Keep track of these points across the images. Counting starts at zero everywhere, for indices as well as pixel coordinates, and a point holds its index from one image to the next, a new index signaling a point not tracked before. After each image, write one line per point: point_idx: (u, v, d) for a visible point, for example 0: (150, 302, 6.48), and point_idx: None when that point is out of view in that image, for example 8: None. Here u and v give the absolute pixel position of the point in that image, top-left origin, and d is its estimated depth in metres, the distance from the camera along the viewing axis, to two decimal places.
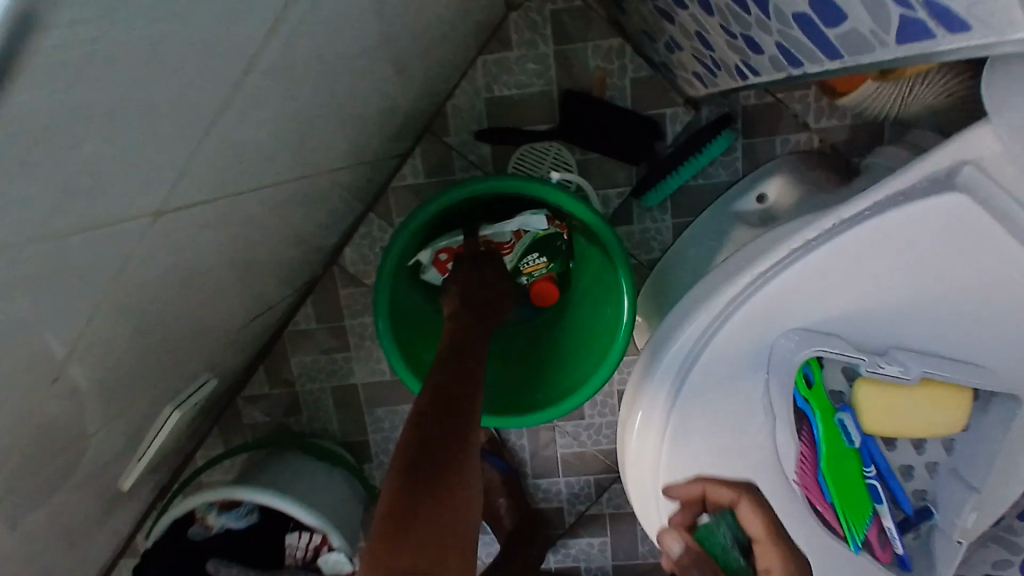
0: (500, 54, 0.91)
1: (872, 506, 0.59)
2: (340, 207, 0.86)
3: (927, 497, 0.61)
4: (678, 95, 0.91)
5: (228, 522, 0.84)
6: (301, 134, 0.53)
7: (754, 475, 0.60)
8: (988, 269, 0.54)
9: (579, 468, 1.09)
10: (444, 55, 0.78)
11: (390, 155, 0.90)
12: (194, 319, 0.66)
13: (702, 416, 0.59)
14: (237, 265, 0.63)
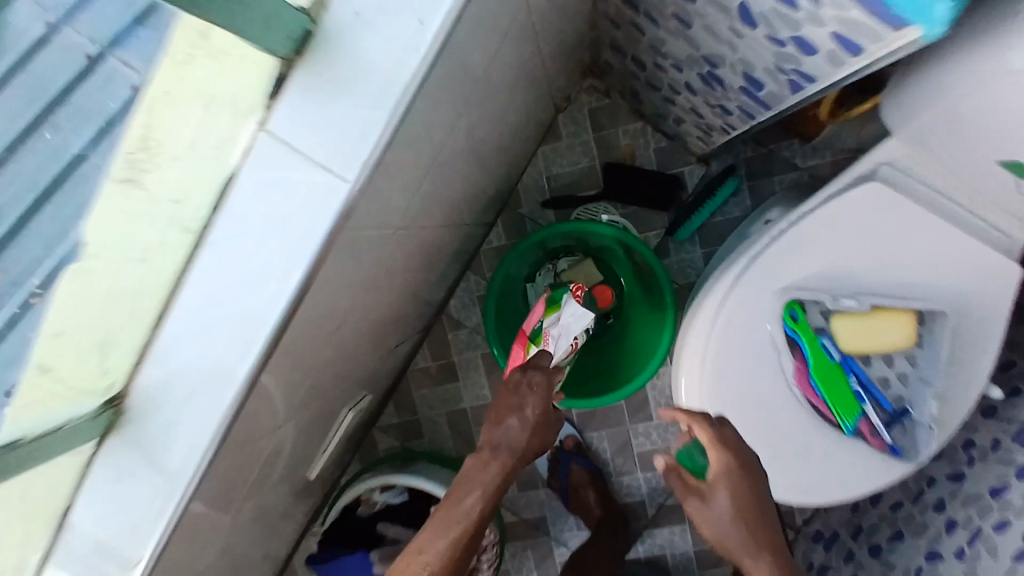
0: (554, 144, 1.24)
1: (861, 408, 0.82)
2: (450, 263, 1.18)
3: (905, 402, 0.84)
4: (691, 156, 1.21)
5: (387, 497, 1.10)
6: (442, 197, 0.84)
7: (770, 401, 0.83)
8: (910, 233, 0.78)
9: (654, 464, 1.31)
10: (517, 147, 1.11)
11: (481, 224, 1.21)
12: (369, 336, 0.95)
13: (729, 361, 0.83)
14: (396, 293, 0.94)
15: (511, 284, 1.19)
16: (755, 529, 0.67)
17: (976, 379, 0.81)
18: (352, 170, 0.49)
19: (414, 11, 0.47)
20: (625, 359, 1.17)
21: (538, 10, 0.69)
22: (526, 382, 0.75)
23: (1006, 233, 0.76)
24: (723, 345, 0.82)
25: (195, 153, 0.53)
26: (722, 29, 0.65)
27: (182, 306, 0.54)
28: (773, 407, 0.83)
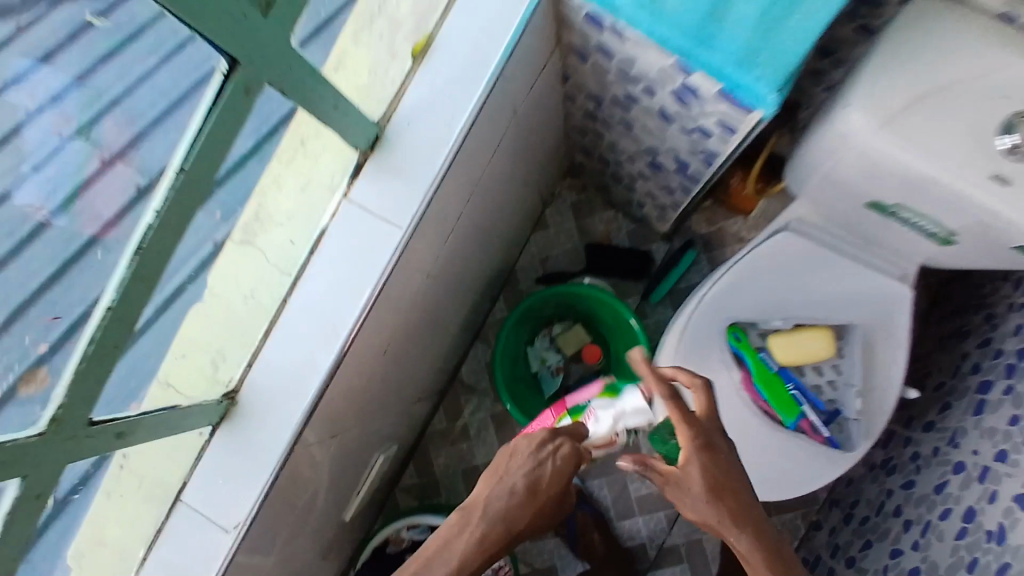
0: (544, 232, 1.50)
1: (799, 407, 1.01)
2: (463, 331, 1.40)
3: (836, 404, 1.04)
4: (658, 235, 1.46)
5: (413, 534, 1.23)
6: (458, 265, 1.08)
7: (730, 411, 1.02)
8: (818, 269, 1.02)
9: (651, 507, 1.45)
10: (514, 233, 1.37)
11: (489, 300, 1.44)
12: (400, 385, 1.15)
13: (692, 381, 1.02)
14: (422, 347, 1.15)
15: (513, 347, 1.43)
16: (726, 509, 0.74)
17: (890, 380, 1.01)
18: (408, 222, 0.74)
19: (443, 121, 0.74)
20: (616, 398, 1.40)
21: (525, 120, 0.96)
22: (548, 454, 0.76)
23: (889, 263, 1.00)
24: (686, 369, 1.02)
25: (294, 219, 0.78)
26: (652, 127, 0.92)
27: (282, 323, 0.76)
28: (732, 416, 1.02)
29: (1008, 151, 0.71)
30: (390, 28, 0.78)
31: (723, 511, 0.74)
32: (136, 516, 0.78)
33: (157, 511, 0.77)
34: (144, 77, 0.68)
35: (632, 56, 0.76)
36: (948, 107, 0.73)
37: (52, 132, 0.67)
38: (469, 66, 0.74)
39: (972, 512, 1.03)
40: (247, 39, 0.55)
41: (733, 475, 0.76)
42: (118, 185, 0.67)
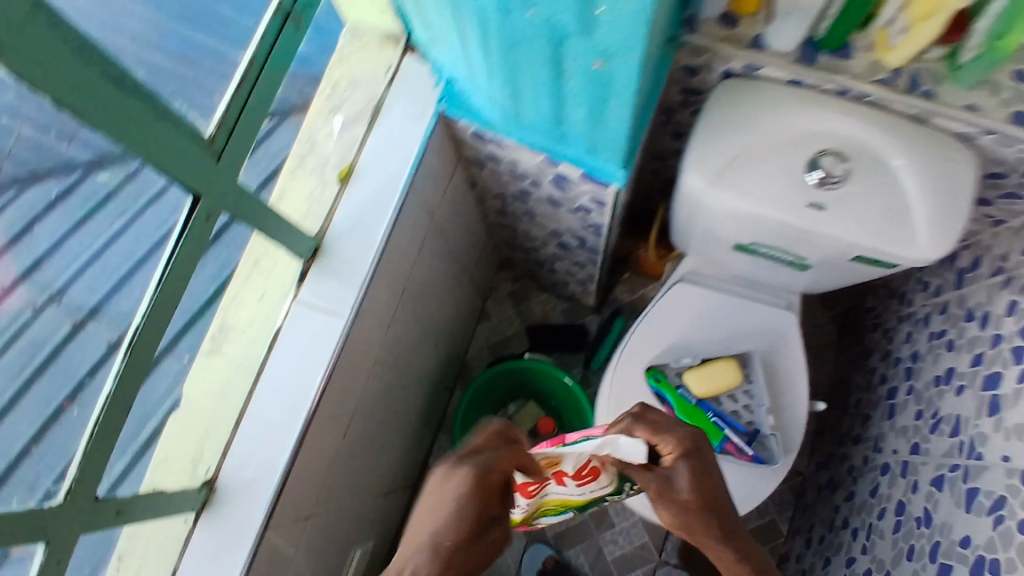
0: (488, 322, 1.65)
1: (722, 431, 1.12)
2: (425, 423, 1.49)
3: (755, 423, 1.16)
4: (589, 309, 1.64)
5: None
6: (406, 355, 1.21)
7: None
8: (713, 309, 1.18)
9: (628, 566, 1.51)
10: (459, 325, 1.51)
11: (446, 389, 1.55)
12: (368, 477, 1.23)
13: None
14: (384, 437, 1.24)
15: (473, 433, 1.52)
16: (703, 521, 0.79)
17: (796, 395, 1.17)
18: (349, 311, 0.89)
19: (371, 227, 0.92)
20: None
21: (444, 222, 1.14)
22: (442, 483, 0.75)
23: (769, 294, 1.19)
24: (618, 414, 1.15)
25: (254, 323, 0.92)
26: (549, 211, 1.11)
27: (251, 411, 0.88)
28: None
29: (819, 182, 0.86)
30: (319, 161, 0.96)
31: (700, 524, 0.79)
32: None
33: None
34: (113, 247, 0.75)
35: (514, 158, 0.97)
36: (763, 159, 0.89)
37: (26, 301, 0.70)
38: (386, 181, 0.93)
39: (903, 504, 1.09)
40: (205, 185, 0.65)
41: (707, 486, 0.80)
42: (96, 339, 0.73)
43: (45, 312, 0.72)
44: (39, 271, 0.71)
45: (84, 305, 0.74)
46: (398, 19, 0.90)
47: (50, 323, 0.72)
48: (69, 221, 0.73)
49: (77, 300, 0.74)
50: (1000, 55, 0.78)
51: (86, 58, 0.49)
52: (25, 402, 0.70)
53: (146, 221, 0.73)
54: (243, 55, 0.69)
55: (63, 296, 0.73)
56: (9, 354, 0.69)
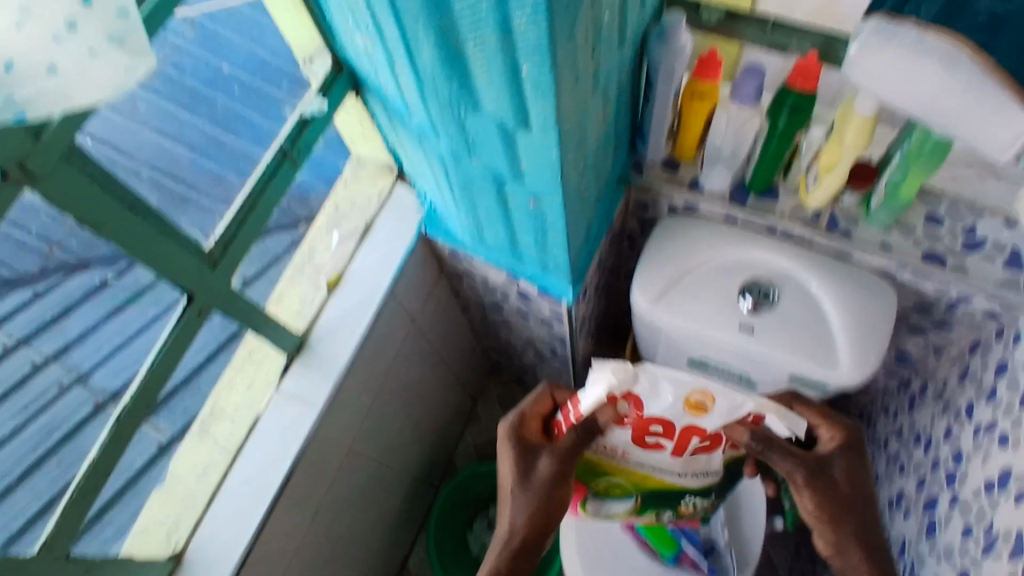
0: (477, 424, 1.72)
1: (678, 544, 1.14)
2: (405, 520, 1.53)
3: (713, 537, 1.15)
4: None
5: None
6: (385, 448, 1.29)
7: (621, 553, 1.15)
8: None
9: None
10: (446, 424, 1.59)
11: (428, 488, 1.61)
12: (337, 567, 1.27)
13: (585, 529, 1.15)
14: (357, 528, 1.29)
15: (451, 540, 1.56)
16: (843, 515, 0.92)
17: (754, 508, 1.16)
18: (322, 403, 1.00)
19: (351, 328, 1.04)
20: None
21: (428, 326, 1.26)
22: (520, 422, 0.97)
23: None
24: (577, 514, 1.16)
25: (235, 411, 1.02)
26: (519, 321, 1.22)
27: (225, 490, 0.97)
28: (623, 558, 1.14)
29: (750, 308, 0.95)
30: (316, 269, 1.11)
31: (831, 517, 0.91)
32: None
33: None
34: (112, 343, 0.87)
35: (485, 273, 1.10)
36: (700, 284, 0.98)
37: (56, 375, 1.02)
38: (366, 288, 1.06)
39: None
40: (202, 286, 0.78)
41: (856, 466, 0.94)
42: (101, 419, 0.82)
43: (42, 372, 1.02)
44: (67, 355, 1.03)
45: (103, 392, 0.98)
46: (390, 153, 1.06)
47: (73, 400, 1.00)
48: (105, 311, 1.04)
49: (99, 383, 1.00)
50: (899, 203, 0.88)
51: (111, 192, 0.64)
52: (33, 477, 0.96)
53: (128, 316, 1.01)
54: (247, 184, 0.84)
55: (87, 379, 1.01)
56: (37, 424, 0.99)
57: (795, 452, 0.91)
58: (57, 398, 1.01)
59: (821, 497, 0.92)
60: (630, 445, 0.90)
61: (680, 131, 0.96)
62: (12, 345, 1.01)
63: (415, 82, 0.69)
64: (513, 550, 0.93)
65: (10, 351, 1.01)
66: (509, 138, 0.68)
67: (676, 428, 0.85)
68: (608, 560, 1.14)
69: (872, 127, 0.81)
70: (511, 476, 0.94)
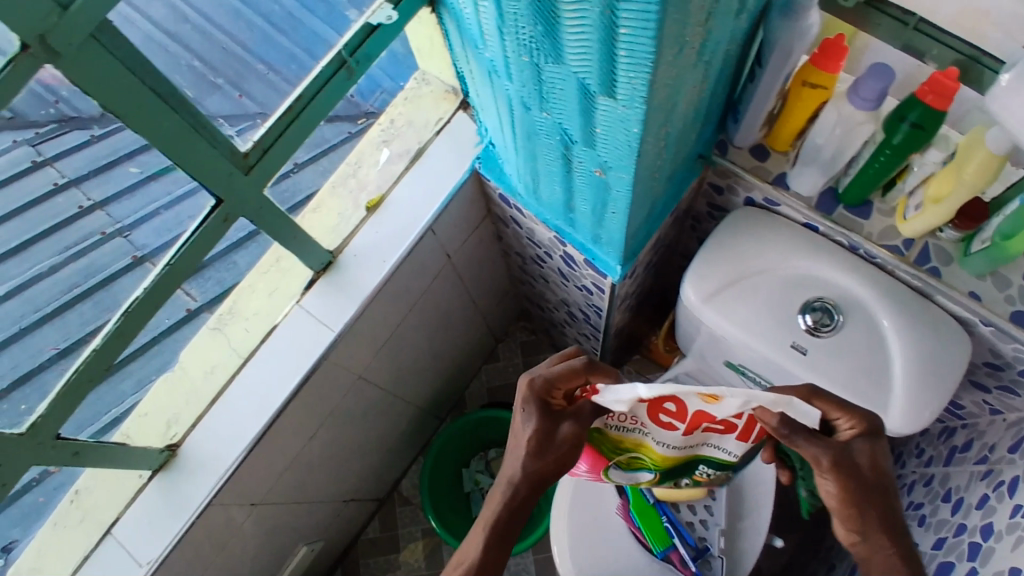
0: (495, 364, 1.70)
1: (670, 539, 1.10)
2: (406, 443, 1.54)
3: (707, 541, 1.11)
4: None
5: None
6: (398, 376, 1.27)
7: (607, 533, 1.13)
8: None
9: None
10: (464, 360, 1.57)
11: (436, 418, 1.61)
12: (331, 477, 1.28)
13: (579, 499, 1.13)
14: (357, 446, 1.30)
15: (446, 471, 1.57)
16: (869, 505, 0.73)
17: (757, 522, 1.12)
18: (339, 327, 0.97)
19: (382, 257, 0.99)
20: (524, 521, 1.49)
21: (463, 264, 1.21)
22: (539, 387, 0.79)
23: None
24: (576, 483, 1.13)
25: (253, 315, 0.99)
26: (557, 280, 1.16)
27: (230, 393, 0.96)
28: (610, 537, 1.11)
29: (807, 328, 0.87)
30: (359, 186, 1.05)
31: (860, 504, 0.73)
32: (68, 542, 0.92)
33: (90, 539, 0.92)
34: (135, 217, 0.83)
35: (531, 227, 1.03)
36: (759, 290, 0.90)
37: (96, 228, 0.83)
38: (407, 218, 1.01)
39: None
40: (231, 191, 0.73)
41: (879, 466, 0.74)
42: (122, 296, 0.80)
43: (87, 216, 0.83)
44: (116, 203, 0.84)
45: (145, 248, 0.83)
46: (457, 76, 0.97)
47: (114, 251, 0.84)
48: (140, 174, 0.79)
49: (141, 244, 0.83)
50: (1004, 256, 0.76)
51: (141, 79, 0.57)
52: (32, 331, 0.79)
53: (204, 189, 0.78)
54: (296, 87, 0.76)
55: (130, 232, 0.84)
56: (67, 270, 0.81)
57: (813, 440, 0.70)
58: (97, 246, 0.83)
59: (843, 485, 0.72)
60: (644, 419, 0.71)
61: (782, 117, 0.85)
62: (61, 183, 0.79)
63: (495, 14, 0.60)
64: (512, 506, 0.82)
65: (56, 189, 0.79)
66: (587, 98, 0.60)
67: (690, 413, 0.69)
68: (596, 538, 1.11)
69: (999, 167, 0.69)
70: (523, 438, 0.79)
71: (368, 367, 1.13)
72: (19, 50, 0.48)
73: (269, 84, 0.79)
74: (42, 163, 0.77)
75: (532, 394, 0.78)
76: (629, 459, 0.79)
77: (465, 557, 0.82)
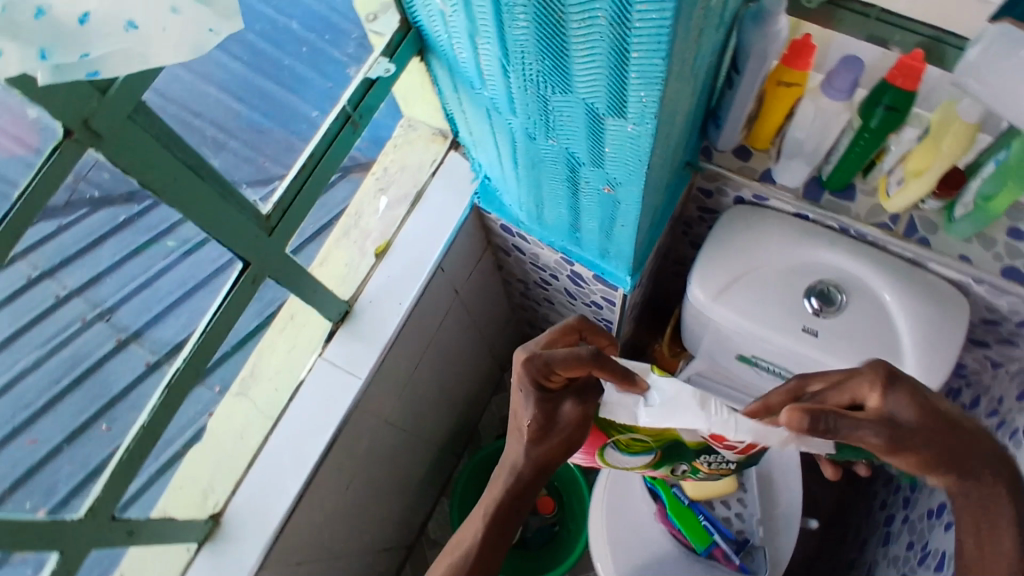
0: (503, 395, 1.71)
1: (711, 536, 1.12)
2: (429, 484, 1.53)
3: (746, 533, 1.14)
4: None
5: None
6: (417, 417, 1.28)
7: (647, 540, 1.14)
8: None
9: None
10: (475, 394, 1.58)
11: (454, 455, 1.61)
12: (363, 529, 1.27)
13: (615, 512, 1.15)
14: (384, 493, 1.29)
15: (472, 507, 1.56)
16: (949, 463, 0.65)
17: (790, 507, 1.15)
18: (366, 373, 0.99)
19: (396, 300, 1.02)
20: (558, 544, 1.49)
21: (469, 298, 1.24)
22: (541, 373, 0.69)
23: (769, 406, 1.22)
24: (609, 496, 1.16)
25: (277, 376, 1.00)
26: (563, 300, 1.19)
27: (265, 454, 0.97)
28: (653, 543, 1.13)
29: (815, 310, 0.91)
30: (362, 235, 1.07)
31: (942, 463, 0.64)
32: None
33: None
34: None
35: (536, 252, 1.07)
36: (762, 282, 0.94)
37: (75, 315, 0.75)
38: (414, 259, 1.03)
39: None
40: (256, 251, 0.75)
41: (940, 419, 0.63)
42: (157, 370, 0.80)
43: (64, 305, 0.73)
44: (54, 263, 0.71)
45: (129, 327, 0.80)
46: (447, 119, 1.01)
47: (96, 337, 0.78)
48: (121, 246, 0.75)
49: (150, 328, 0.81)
50: (988, 216, 0.82)
51: (173, 152, 0.60)
52: (44, 420, 0.75)
53: (201, 256, 0.77)
54: (305, 148, 0.80)
55: (111, 316, 0.78)
56: (51, 363, 0.74)
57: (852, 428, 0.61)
58: (78, 333, 0.76)
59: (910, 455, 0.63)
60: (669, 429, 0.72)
61: (760, 118, 0.90)
62: (63, 296, 0.72)
63: (499, 54, 0.64)
64: (514, 489, 0.76)
65: (59, 304, 0.72)
66: (596, 122, 0.64)
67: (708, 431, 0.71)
68: (638, 551, 1.13)
69: (974, 134, 0.76)
70: (524, 420, 0.71)
71: (391, 410, 1.14)
72: (64, 137, 0.51)
73: None
74: (43, 280, 0.69)
75: (532, 379, 0.69)
76: (632, 439, 0.75)
77: (462, 539, 0.77)
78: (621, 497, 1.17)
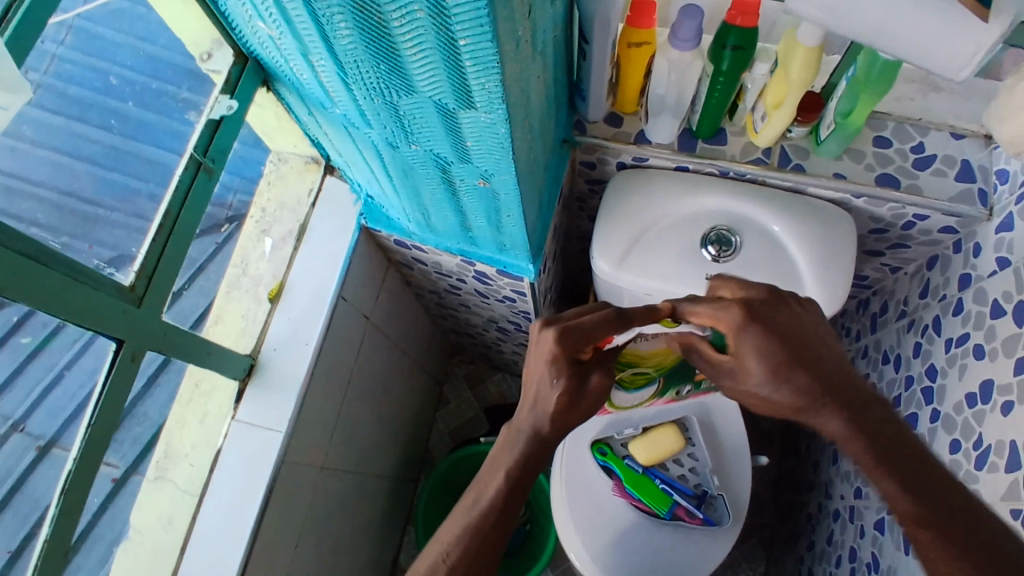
0: (445, 408, 1.68)
1: (670, 498, 1.12)
2: (390, 517, 1.48)
3: (703, 486, 1.16)
4: None
5: None
6: (358, 453, 1.23)
7: (612, 515, 1.14)
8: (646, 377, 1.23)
9: None
10: (416, 415, 1.54)
11: (409, 481, 1.57)
12: None
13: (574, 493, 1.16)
14: (343, 540, 1.24)
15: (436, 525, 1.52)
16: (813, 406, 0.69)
17: (738, 450, 1.18)
18: (287, 425, 0.94)
19: (304, 340, 0.97)
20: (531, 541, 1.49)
21: (383, 321, 1.20)
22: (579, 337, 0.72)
23: None
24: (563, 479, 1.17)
25: (192, 450, 0.94)
26: (477, 301, 1.17)
27: (197, 533, 0.90)
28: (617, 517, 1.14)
29: (713, 258, 0.93)
30: (253, 281, 1.01)
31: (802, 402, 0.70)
32: None
33: None
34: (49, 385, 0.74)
35: (436, 260, 1.04)
36: (656, 241, 0.96)
37: None
38: (311, 295, 0.99)
39: (854, 551, 1.08)
40: (130, 327, 0.70)
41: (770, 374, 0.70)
42: (51, 472, 0.71)
43: None
44: None
45: (48, 432, 0.73)
46: (315, 146, 0.97)
47: (15, 451, 0.72)
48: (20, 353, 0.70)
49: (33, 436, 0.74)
50: (851, 130, 0.86)
51: (8, 246, 0.55)
52: None
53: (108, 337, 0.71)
54: (160, 206, 0.75)
55: (26, 424, 0.73)
56: None
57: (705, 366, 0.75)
58: None
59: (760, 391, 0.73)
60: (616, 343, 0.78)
61: (621, 82, 0.91)
62: None
63: (335, 69, 0.61)
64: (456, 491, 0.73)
65: None
66: (449, 118, 0.62)
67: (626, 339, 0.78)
68: (604, 528, 1.14)
69: (817, 57, 0.79)
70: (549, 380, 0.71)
71: (328, 454, 1.09)
72: None
73: (126, 227, 0.76)
74: None
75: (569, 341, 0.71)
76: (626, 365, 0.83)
77: None
78: (577, 480, 1.16)
